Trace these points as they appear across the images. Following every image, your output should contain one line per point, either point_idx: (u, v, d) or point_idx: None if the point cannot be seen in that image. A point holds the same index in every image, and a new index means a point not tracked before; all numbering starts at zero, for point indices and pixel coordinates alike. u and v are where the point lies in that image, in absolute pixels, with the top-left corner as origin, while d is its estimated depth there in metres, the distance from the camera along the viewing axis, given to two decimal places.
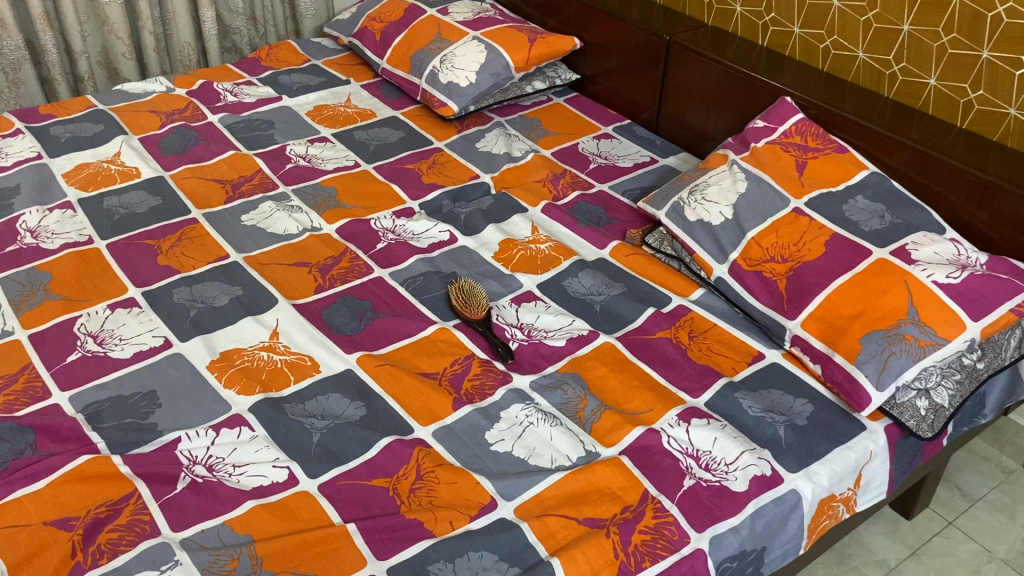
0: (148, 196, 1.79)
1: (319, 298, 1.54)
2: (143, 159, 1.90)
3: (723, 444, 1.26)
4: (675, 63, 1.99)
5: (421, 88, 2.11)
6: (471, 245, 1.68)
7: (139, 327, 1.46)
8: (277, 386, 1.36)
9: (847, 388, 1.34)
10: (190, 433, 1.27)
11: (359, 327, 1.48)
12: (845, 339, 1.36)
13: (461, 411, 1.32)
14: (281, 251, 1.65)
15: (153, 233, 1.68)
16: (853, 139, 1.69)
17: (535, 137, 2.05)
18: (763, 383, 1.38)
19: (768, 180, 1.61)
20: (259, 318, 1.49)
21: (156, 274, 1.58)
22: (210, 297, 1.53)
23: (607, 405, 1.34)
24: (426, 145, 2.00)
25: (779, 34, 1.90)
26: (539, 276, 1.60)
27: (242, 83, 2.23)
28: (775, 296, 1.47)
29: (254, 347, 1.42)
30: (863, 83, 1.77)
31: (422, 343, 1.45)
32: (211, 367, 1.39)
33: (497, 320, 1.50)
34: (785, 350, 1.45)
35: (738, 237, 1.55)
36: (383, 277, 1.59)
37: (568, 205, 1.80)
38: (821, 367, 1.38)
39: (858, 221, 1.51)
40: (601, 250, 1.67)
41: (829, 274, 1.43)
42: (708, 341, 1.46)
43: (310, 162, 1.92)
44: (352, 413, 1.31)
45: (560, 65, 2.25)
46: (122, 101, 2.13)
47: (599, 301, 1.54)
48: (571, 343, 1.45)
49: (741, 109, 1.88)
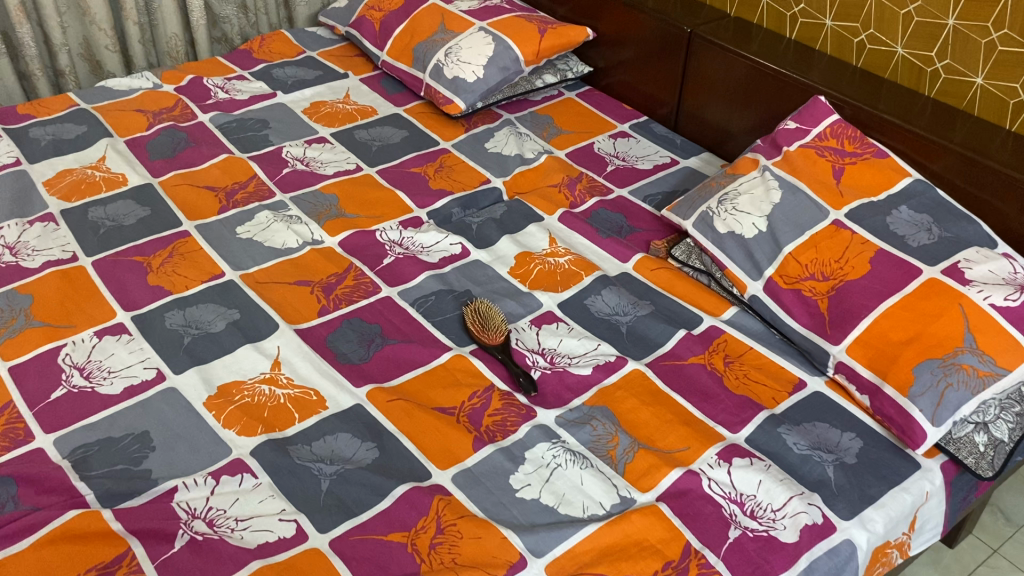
0: (136, 206, 1.67)
1: (323, 322, 1.42)
2: (130, 164, 1.77)
3: (769, 488, 1.16)
4: (697, 56, 1.87)
5: (425, 83, 1.98)
6: (485, 259, 1.56)
7: (129, 357, 1.34)
8: (281, 424, 1.25)
9: (899, 422, 1.23)
10: (187, 482, 1.16)
11: (367, 355, 1.36)
12: (895, 368, 1.26)
13: (482, 451, 1.21)
14: (281, 268, 1.53)
15: (142, 248, 1.56)
16: (892, 142, 1.58)
17: (547, 136, 1.93)
18: (807, 416, 1.28)
19: (804, 188, 1.49)
20: (259, 345, 1.37)
21: (146, 296, 1.46)
22: (205, 322, 1.41)
23: (640, 443, 1.23)
24: (432, 145, 1.88)
25: (809, 26, 1.78)
26: (559, 294, 1.48)
27: (234, 78, 2.09)
28: (816, 318, 1.36)
29: (255, 380, 1.31)
30: (901, 80, 1.65)
31: (437, 373, 1.34)
32: (208, 404, 1.27)
33: (516, 345, 1.39)
34: (828, 378, 1.35)
35: (774, 252, 1.44)
36: (392, 297, 1.47)
37: (586, 213, 1.69)
38: (869, 398, 1.28)
39: (904, 236, 1.40)
40: (624, 264, 1.56)
41: (876, 295, 1.33)
42: (744, 366, 1.36)
43: (309, 166, 1.80)
44: (363, 456, 1.20)
45: (571, 57, 2.13)
46: (106, 99, 2.00)
47: (625, 322, 1.44)
48: (598, 371, 1.34)
49: (768, 107, 1.76)
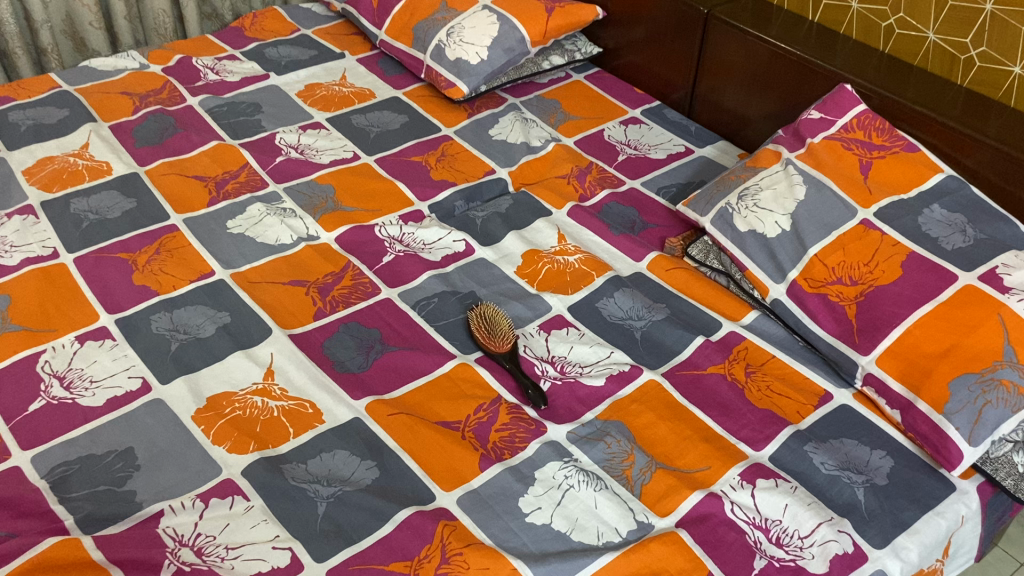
0: (120, 198, 1.57)
1: (320, 326, 1.34)
2: (115, 152, 1.68)
3: (796, 513, 1.09)
4: (714, 39, 1.77)
5: (426, 65, 1.88)
6: (490, 257, 1.48)
7: (113, 365, 1.26)
8: (275, 440, 1.17)
9: (934, 441, 1.16)
10: (174, 505, 1.08)
11: (366, 363, 1.28)
12: (930, 383, 1.18)
13: (490, 471, 1.13)
14: (274, 266, 1.45)
15: (128, 244, 1.48)
16: (922, 134, 1.49)
17: (555, 122, 1.84)
18: (834, 432, 1.21)
19: (830, 185, 1.41)
20: (251, 352, 1.29)
21: (131, 297, 1.38)
22: (195, 326, 1.33)
23: (658, 462, 1.16)
24: (434, 132, 1.79)
25: (834, 8, 1.68)
26: (569, 297, 1.41)
27: (224, 57, 1.99)
28: (843, 325, 1.28)
29: (247, 392, 1.23)
30: (932, 67, 1.56)
31: (441, 383, 1.26)
32: (196, 417, 1.19)
33: (525, 352, 1.31)
34: (856, 390, 1.27)
35: (799, 253, 1.36)
36: (392, 298, 1.39)
37: (596, 207, 1.60)
38: (900, 413, 1.20)
39: (938, 237, 1.32)
40: (638, 264, 1.48)
41: (908, 303, 1.25)
42: (767, 377, 1.28)
43: (303, 154, 1.70)
44: (362, 476, 1.12)
45: (579, 37, 2.04)
46: (90, 80, 1.89)
47: (639, 328, 1.36)
48: (612, 382, 1.26)
49: (789, 94, 1.67)
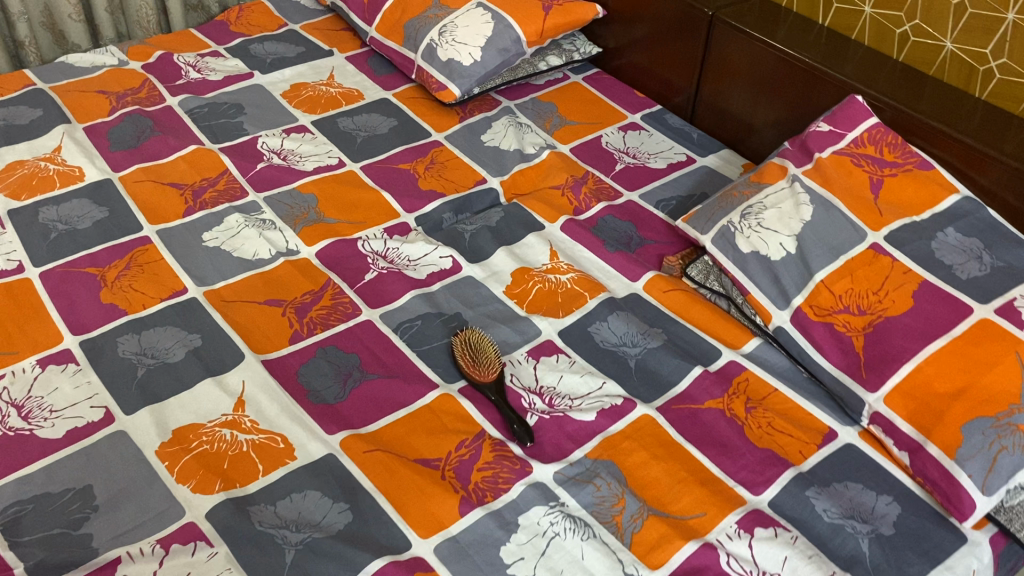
0: (92, 206, 1.50)
1: (295, 351, 1.27)
2: (88, 156, 1.60)
3: (797, 567, 1.01)
4: (718, 42, 1.69)
5: (417, 65, 1.79)
6: (478, 275, 1.41)
7: (75, 394, 1.19)
8: (242, 479, 1.10)
9: (945, 488, 1.08)
10: (132, 551, 1.01)
11: (343, 393, 1.21)
12: (941, 425, 1.10)
13: (471, 516, 1.06)
14: (250, 283, 1.37)
15: (97, 258, 1.40)
16: (936, 150, 1.40)
17: (550, 127, 1.76)
18: (838, 475, 1.14)
19: (839, 204, 1.33)
20: (221, 380, 1.22)
21: (98, 317, 1.30)
22: (163, 350, 1.26)
23: (650, 508, 1.08)
24: (423, 138, 1.71)
25: (846, 12, 1.59)
26: (560, 320, 1.33)
27: (207, 54, 1.91)
28: (850, 358, 1.21)
29: (215, 424, 1.16)
30: (949, 78, 1.48)
31: (421, 415, 1.18)
32: (160, 452, 1.12)
33: (511, 382, 1.24)
34: (862, 428, 1.20)
35: (803, 279, 1.28)
36: (373, 320, 1.32)
37: (591, 222, 1.52)
38: (909, 456, 1.13)
39: (952, 265, 1.24)
40: (634, 284, 1.41)
41: (919, 337, 1.17)
42: (769, 413, 1.21)
43: (286, 161, 1.63)
44: (334, 521, 1.05)
45: (578, 36, 1.96)
46: (66, 77, 1.81)
47: (633, 356, 1.28)
48: (603, 417, 1.19)
49: (797, 103, 1.58)
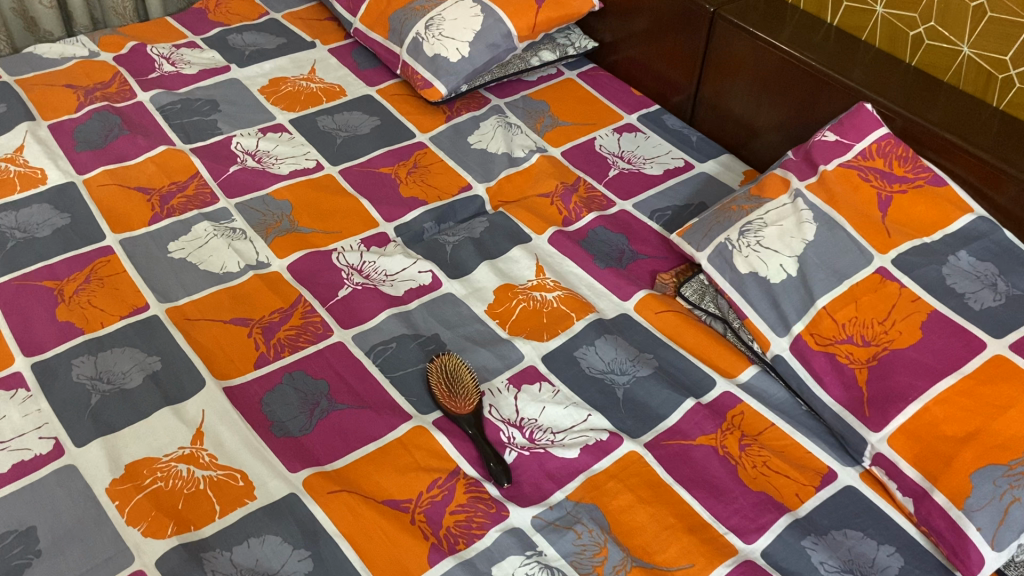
0: (53, 212, 1.42)
1: (260, 376, 1.19)
2: (51, 156, 1.51)
3: None
4: (720, 40, 1.59)
5: (402, 60, 1.70)
6: (458, 292, 1.33)
7: (23, 423, 1.11)
8: (196, 521, 1.02)
9: (951, 540, 1.00)
10: None
11: (308, 425, 1.13)
12: (949, 471, 1.02)
13: (441, 566, 0.98)
14: (217, 300, 1.29)
15: (55, 270, 1.32)
16: (949, 164, 1.31)
17: (541, 128, 1.67)
18: (836, 521, 1.06)
19: (844, 223, 1.24)
20: (180, 409, 1.14)
21: (52, 336, 1.22)
22: (119, 375, 1.18)
23: (634, 558, 1.01)
24: (406, 139, 1.62)
25: (856, 11, 1.50)
26: (544, 344, 1.25)
27: (183, 45, 1.82)
28: (852, 393, 1.13)
29: (171, 459, 1.08)
30: (965, 85, 1.38)
31: (392, 450, 1.11)
32: (111, 491, 1.04)
33: (490, 413, 1.16)
34: (863, 468, 1.12)
35: (805, 304, 1.20)
36: (345, 343, 1.24)
37: (581, 234, 1.44)
38: (913, 503, 1.05)
39: (964, 294, 1.15)
40: (624, 303, 1.33)
41: (927, 374, 1.09)
42: (764, 451, 1.13)
43: (260, 163, 1.54)
44: (293, 570, 0.97)
45: (573, 29, 1.86)
46: (32, 69, 1.73)
47: (621, 385, 1.20)
48: (587, 454, 1.11)
49: (802, 107, 1.49)
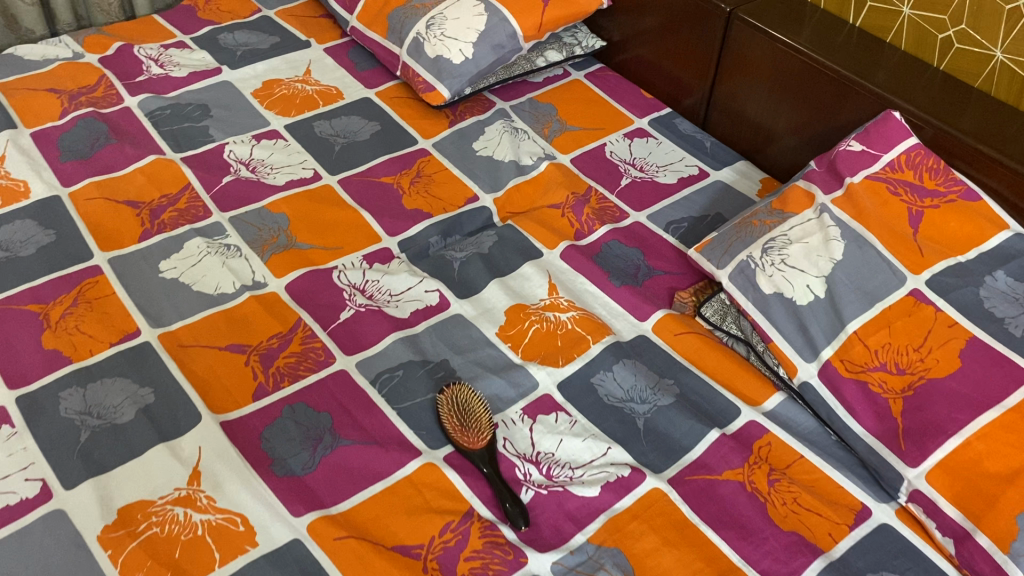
0: (37, 228, 1.34)
1: (259, 409, 1.12)
2: (34, 168, 1.44)
3: None
4: (736, 42, 1.52)
5: (402, 61, 1.62)
6: (468, 313, 1.26)
7: (7, 464, 1.04)
8: (194, 571, 0.95)
9: None
10: None
11: (312, 462, 1.06)
12: (993, 512, 0.97)
13: None
14: (212, 324, 1.22)
15: (39, 293, 1.25)
16: (981, 177, 1.25)
17: (549, 133, 1.60)
18: (873, 563, 1.00)
19: (874, 241, 1.18)
20: (175, 446, 1.07)
21: (37, 366, 1.15)
22: (110, 408, 1.11)
23: None
24: (408, 146, 1.55)
25: (881, 12, 1.43)
26: (559, 369, 1.19)
27: (172, 45, 1.74)
28: (887, 424, 1.07)
29: (166, 502, 1.01)
30: (997, 92, 1.32)
31: (401, 490, 1.04)
32: (103, 538, 0.97)
33: (505, 447, 1.09)
34: (898, 505, 1.06)
35: (834, 329, 1.13)
36: (349, 371, 1.17)
37: (594, 248, 1.37)
38: (954, 544, 0.99)
39: (1004, 318, 1.09)
40: (641, 323, 1.27)
41: (968, 406, 1.03)
42: (794, 486, 1.07)
43: (255, 173, 1.47)
44: None
45: (580, 27, 1.79)
46: (13, 71, 1.64)
47: (642, 414, 1.14)
48: (608, 491, 1.05)
49: (824, 114, 1.42)
